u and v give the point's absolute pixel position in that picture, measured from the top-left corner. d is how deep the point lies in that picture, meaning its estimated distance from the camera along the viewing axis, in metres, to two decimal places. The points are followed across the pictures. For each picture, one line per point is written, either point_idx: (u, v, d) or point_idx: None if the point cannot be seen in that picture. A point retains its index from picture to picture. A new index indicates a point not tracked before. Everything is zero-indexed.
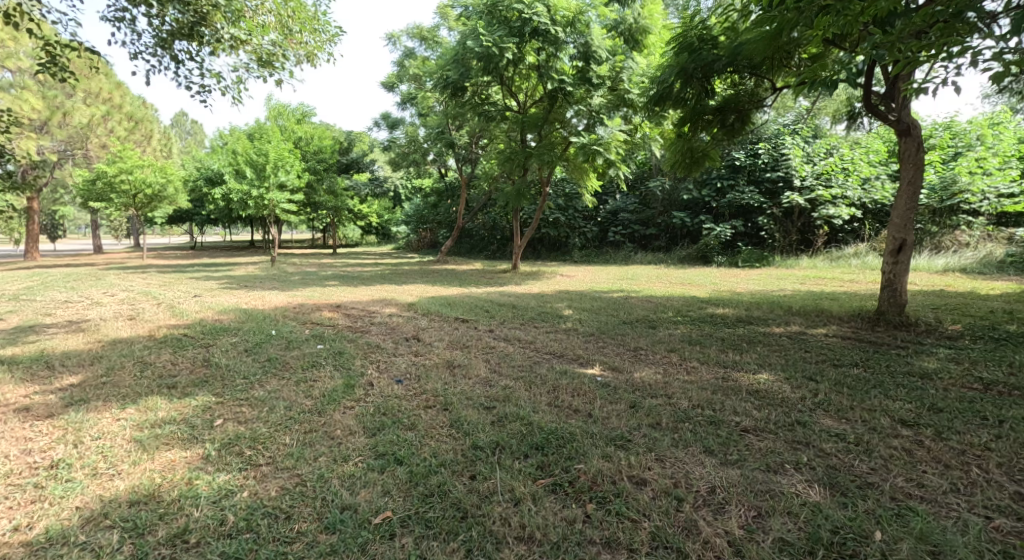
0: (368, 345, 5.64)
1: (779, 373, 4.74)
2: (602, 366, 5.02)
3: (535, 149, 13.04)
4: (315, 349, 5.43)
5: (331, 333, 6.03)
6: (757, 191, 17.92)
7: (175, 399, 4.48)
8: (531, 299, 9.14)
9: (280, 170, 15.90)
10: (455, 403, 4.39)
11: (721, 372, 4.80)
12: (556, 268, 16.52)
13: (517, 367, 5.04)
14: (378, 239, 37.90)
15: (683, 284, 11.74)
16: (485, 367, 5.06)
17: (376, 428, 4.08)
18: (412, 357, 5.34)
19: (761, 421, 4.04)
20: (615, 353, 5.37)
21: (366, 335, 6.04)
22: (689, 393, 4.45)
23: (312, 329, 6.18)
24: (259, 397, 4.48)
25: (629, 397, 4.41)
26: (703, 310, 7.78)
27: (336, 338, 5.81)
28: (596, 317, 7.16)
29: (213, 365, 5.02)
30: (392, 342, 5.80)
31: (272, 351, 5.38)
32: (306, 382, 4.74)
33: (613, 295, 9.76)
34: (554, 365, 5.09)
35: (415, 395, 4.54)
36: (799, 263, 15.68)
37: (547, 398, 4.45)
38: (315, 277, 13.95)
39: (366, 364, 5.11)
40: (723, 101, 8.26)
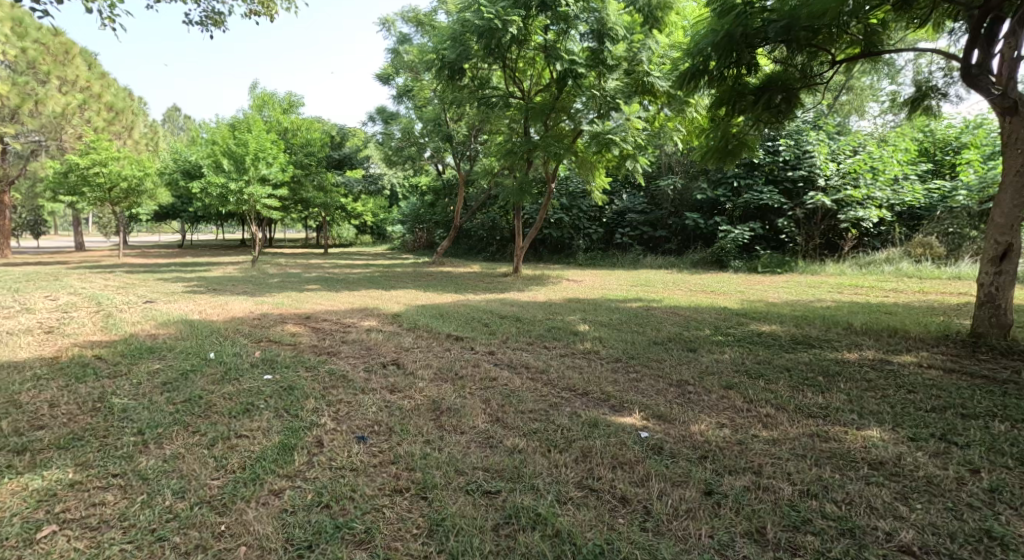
0: (333, 375, 4.39)
1: (896, 432, 3.53)
2: (642, 417, 3.76)
3: (540, 140, 11.80)
4: (257, 384, 4.18)
5: (289, 356, 4.78)
6: (777, 191, 16.69)
7: (9, 478, 3.21)
8: (534, 309, 7.94)
9: (261, 161, 14.62)
10: (441, 485, 3.13)
11: (813, 427, 3.60)
12: (561, 272, 15.28)
13: (527, 416, 3.79)
14: (374, 240, 36.64)
15: (705, 292, 10.54)
16: (483, 414, 3.80)
17: (308, 543, 2.81)
18: (386, 396, 4.07)
19: (926, 534, 2.80)
20: (656, 391, 4.12)
21: (333, 360, 4.79)
22: (786, 468, 3.23)
23: (265, 350, 4.93)
24: (141, 476, 3.22)
25: (699, 474, 3.18)
26: (744, 325, 6.52)
27: (291, 366, 4.55)
28: (620, 335, 5.90)
29: (101, 413, 3.77)
30: (364, 371, 4.53)
31: (198, 386, 4.14)
32: (229, 444, 3.48)
33: (629, 304, 8.56)
34: (575, 412, 3.83)
35: (381, 468, 3.28)
36: (825, 269, 14.43)
37: (576, 475, 3.20)
38: (296, 280, 12.70)
39: (322, 410, 3.84)
40: (767, 78, 6.99)
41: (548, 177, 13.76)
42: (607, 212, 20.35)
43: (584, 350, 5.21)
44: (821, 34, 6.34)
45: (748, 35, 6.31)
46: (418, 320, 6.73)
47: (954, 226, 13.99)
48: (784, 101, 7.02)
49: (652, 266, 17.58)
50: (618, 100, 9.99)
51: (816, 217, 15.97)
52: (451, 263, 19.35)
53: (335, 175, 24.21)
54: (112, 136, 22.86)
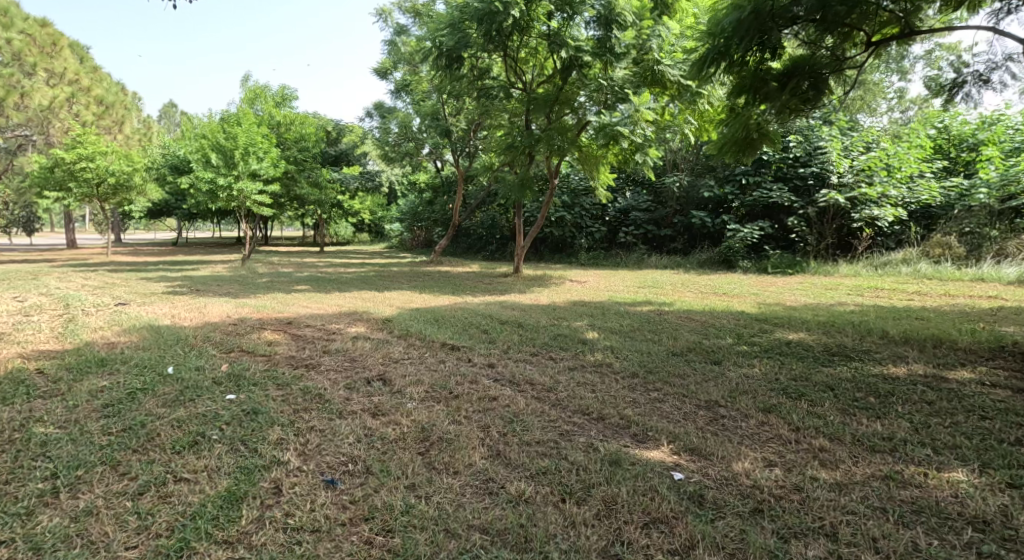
0: (308, 394, 3.87)
1: (987, 476, 3.04)
2: (668, 455, 3.25)
3: (541, 134, 11.23)
4: (214, 407, 3.69)
5: (259, 370, 4.25)
6: (787, 189, 16.11)
7: None
8: (536, 312, 7.41)
9: (251, 156, 14.03)
10: (430, 555, 2.63)
11: (888, 469, 3.11)
12: (563, 272, 14.73)
13: (533, 452, 3.28)
14: (371, 237, 36.04)
15: (716, 294, 9.98)
16: (481, 448, 3.30)
17: None
18: (367, 424, 3.54)
19: None
20: (683, 417, 3.61)
21: (310, 375, 4.25)
22: (869, 531, 2.73)
23: (233, 362, 4.39)
24: (38, 544, 2.71)
25: (756, 540, 2.67)
26: (768, 333, 5.96)
27: (260, 383, 4.03)
28: (633, 344, 5.34)
29: (15, 449, 3.28)
30: (345, 390, 4.00)
31: (144, 411, 3.64)
32: (165, 492, 3.00)
33: (637, 307, 8.01)
34: (589, 447, 3.31)
35: (350, 531, 2.77)
36: (838, 269, 13.88)
37: (595, 541, 2.69)
38: (286, 280, 12.14)
39: (286, 446, 3.33)
40: (791, 63, 6.44)
41: (550, 174, 13.17)
42: (610, 210, 19.77)
43: (595, 362, 4.65)
44: (854, 13, 5.76)
45: (774, 15, 5.73)
46: (411, 325, 6.18)
47: (972, 225, 13.43)
48: (811, 89, 6.47)
49: (657, 266, 17.03)
50: (626, 91, 9.40)
51: (828, 217, 15.37)
52: (450, 262, 18.78)
53: (330, 172, 23.61)
54: (101, 131, 22.26)
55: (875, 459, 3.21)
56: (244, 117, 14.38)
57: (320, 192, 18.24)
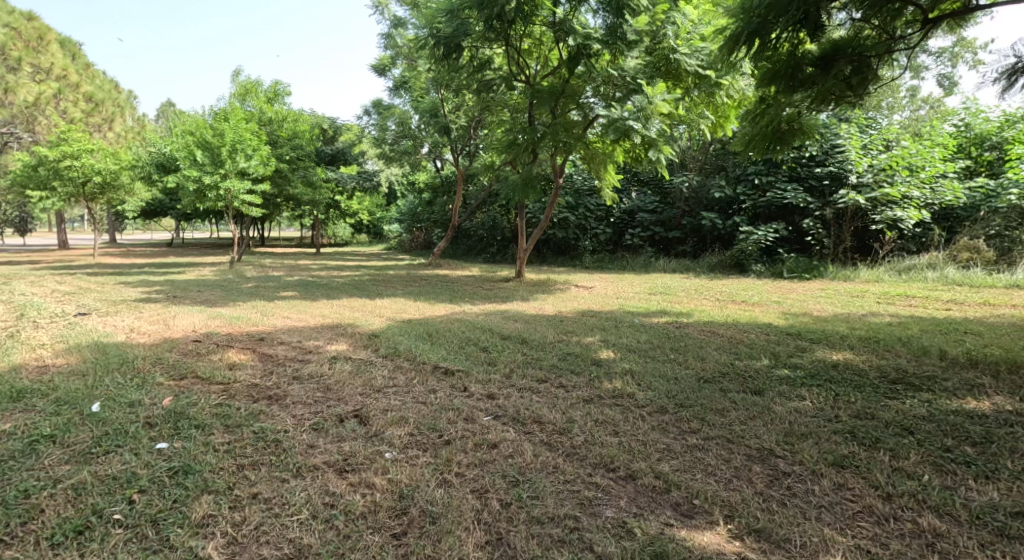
0: (260, 444, 3.30)
1: None
2: (718, 545, 2.65)
3: (545, 131, 10.51)
4: (131, 464, 3.13)
5: (208, 410, 3.63)
6: (801, 189, 15.38)
7: None
8: (541, 325, 6.70)
9: (239, 153, 13.28)
10: None
11: None
12: (568, 276, 14.00)
13: (548, 542, 2.67)
14: (370, 238, 35.26)
15: (736, 302, 9.26)
16: (476, 533, 2.73)
17: None
18: (330, 492, 2.96)
19: None
20: (735, 483, 3.00)
21: (271, 414, 3.61)
22: None
23: (178, 397, 3.79)
24: None
25: None
26: (807, 352, 5.25)
27: (201, 426, 3.46)
28: (655, 368, 4.63)
29: None
30: (311, 439, 3.36)
31: (45, 469, 3.09)
32: None
33: (651, 319, 7.32)
34: (613, 533, 2.72)
35: None
36: (858, 274, 13.15)
37: None
38: (275, 285, 11.47)
39: (213, 528, 2.76)
40: (832, 45, 5.71)
41: (555, 173, 12.40)
42: (615, 211, 19.05)
43: (614, 392, 3.95)
44: None
45: None
46: (401, 342, 5.48)
47: (999, 227, 12.75)
48: (854, 76, 5.72)
49: (665, 270, 16.32)
50: (639, 80, 8.61)
51: (844, 217, 14.53)
52: (449, 265, 18.06)
53: (326, 171, 22.87)
54: (90, 128, 21.58)
55: (1018, 554, 2.59)
56: (234, 113, 13.65)
57: (314, 192, 17.51)
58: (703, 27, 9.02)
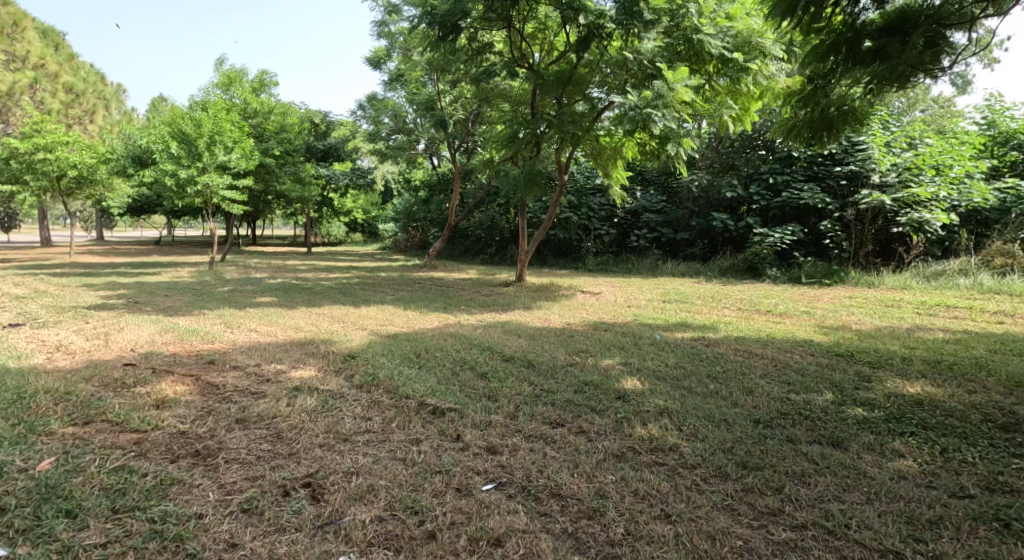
0: (148, 551, 2.39)
1: None
2: None
3: (551, 121, 9.60)
4: None
5: (94, 484, 2.74)
6: (819, 189, 14.48)
7: None
8: (548, 341, 5.77)
9: (218, 145, 12.25)
10: None
11: None
12: (572, 280, 13.09)
13: None
14: (365, 238, 34.22)
15: (761, 313, 8.33)
16: None
17: None
18: None
19: None
20: None
21: (183, 492, 2.71)
22: None
23: (61, 460, 2.91)
24: None
25: None
26: (873, 380, 4.35)
27: (67, 517, 2.55)
28: (696, 404, 3.73)
29: None
30: (237, 536, 2.45)
31: None
32: None
33: (672, 334, 6.42)
34: None
35: None
36: (883, 281, 12.25)
37: None
38: (254, 289, 10.53)
39: None
40: (900, 12, 4.75)
41: (559, 169, 11.53)
42: (620, 212, 18.15)
43: (651, 445, 3.07)
44: None
45: None
46: (383, 366, 4.56)
47: None
48: (927, 51, 4.67)
49: (673, 274, 15.43)
50: (657, 63, 7.70)
51: (864, 219, 13.62)
52: (446, 267, 17.07)
53: (317, 168, 21.89)
54: (69, 120, 20.62)
55: None
56: (214, 103, 12.63)
57: (302, 189, 16.56)
58: (727, 5, 8.16)
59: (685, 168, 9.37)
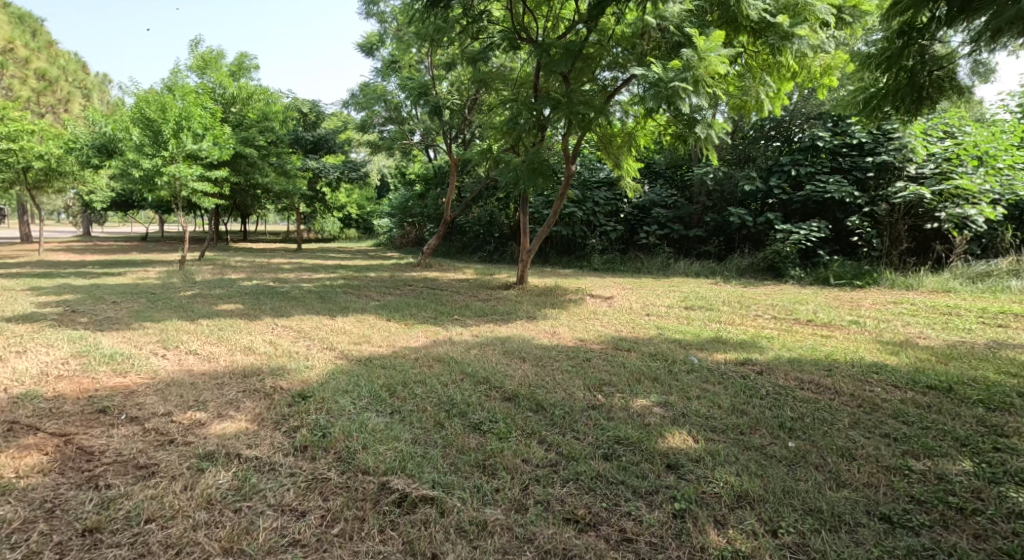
0: None
1: None
2: None
3: (558, 102, 8.44)
4: None
5: None
6: (846, 181, 13.34)
7: None
8: (561, 367, 4.62)
9: (186, 132, 11.03)
10: None
11: None
12: (578, 282, 11.94)
13: None
14: (359, 235, 32.90)
15: (804, 324, 7.22)
16: None
17: None
18: None
19: None
20: None
21: None
22: None
23: None
24: None
25: None
26: (1010, 431, 3.28)
27: None
28: (773, 488, 2.69)
29: None
30: None
31: None
32: None
33: (709, 355, 5.31)
34: None
35: None
36: (924, 283, 11.10)
37: None
38: (222, 293, 9.34)
39: None
40: None
41: (566, 159, 10.37)
42: (627, 206, 17.01)
43: None
44: None
45: None
46: (344, 409, 3.48)
47: None
48: None
49: (686, 274, 14.32)
50: (686, 29, 6.53)
51: (896, 214, 12.50)
52: (441, 266, 15.90)
53: (305, 160, 20.63)
54: (40, 108, 19.35)
55: None
56: (184, 85, 11.43)
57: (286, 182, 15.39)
58: None
59: (715, 155, 8.19)
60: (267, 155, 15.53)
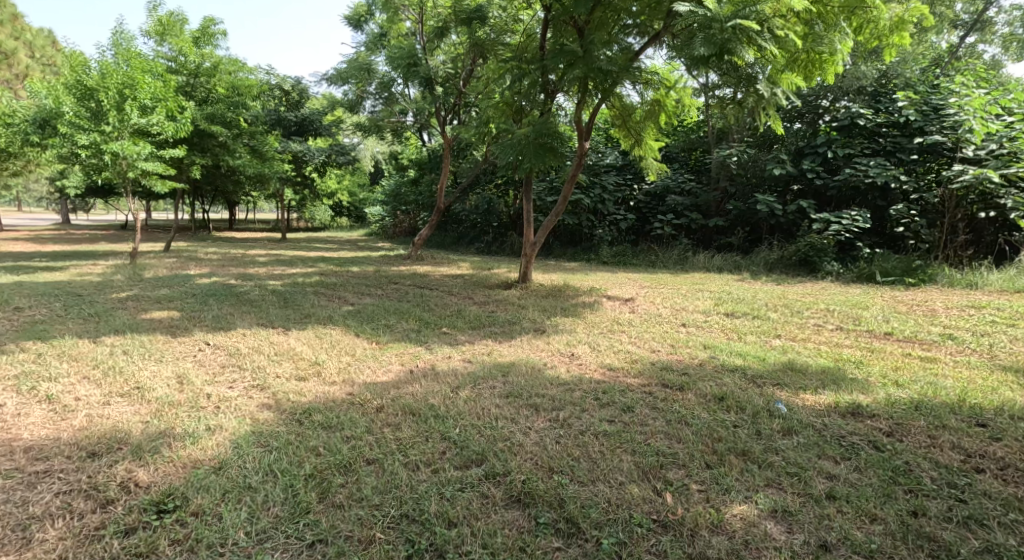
0: None
1: None
2: None
3: (574, 59, 6.85)
4: None
5: None
6: (891, 164, 11.79)
7: None
8: (588, 429, 3.11)
9: (133, 103, 9.45)
10: None
11: None
12: (590, 278, 10.43)
13: None
14: (351, 224, 31.02)
15: (884, 339, 5.74)
16: None
17: None
18: None
19: None
20: None
21: None
22: None
23: None
24: None
25: None
26: None
27: None
28: None
29: None
30: None
31: None
32: None
33: (792, 396, 3.78)
34: None
35: None
36: (990, 279, 9.58)
37: None
38: (164, 293, 7.78)
39: None
40: None
41: (578, 134, 8.83)
42: (639, 194, 15.50)
43: None
44: None
45: None
46: (229, 541, 2.41)
47: None
48: None
49: (708, 269, 12.81)
50: None
51: (949, 202, 10.90)
52: (435, 259, 14.36)
53: (286, 142, 18.93)
54: None
55: None
56: (127, 46, 9.80)
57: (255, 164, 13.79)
58: None
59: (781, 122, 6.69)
60: (240, 135, 13.83)
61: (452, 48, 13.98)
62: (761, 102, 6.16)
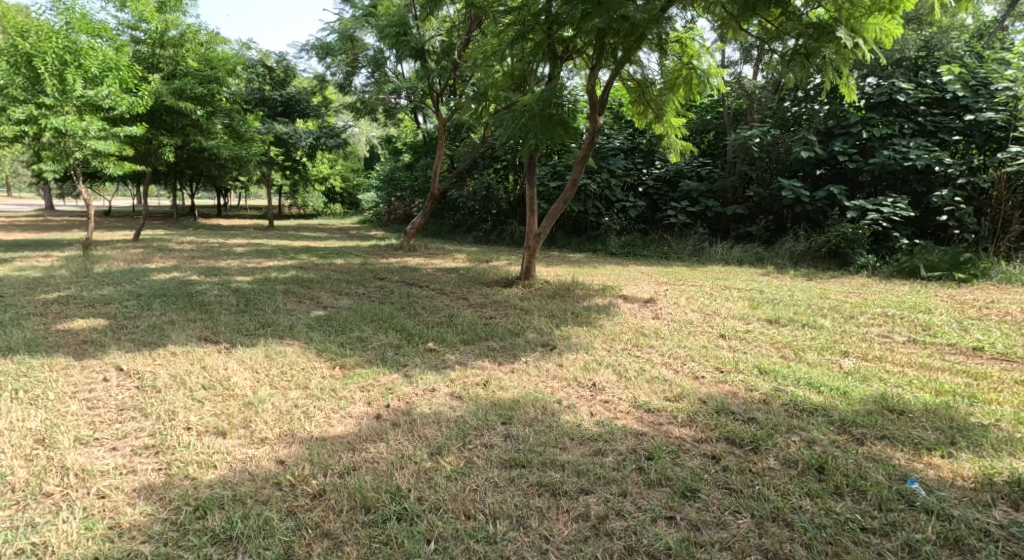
0: None
1: None
2: None
3: (593, 9, 5.68)
4: None
5: None
6: (934, 146, 10.63)
7: None
8: (640, 547, 2.24)
9: (80, 72, 8.29)
10: None
11: None
12: (600, 274, 9.29)
13: None
14: (344, 210, 29.60)
15: (979, 358, 4.60)
16: None
17: None
18: None
19: None
20: None
21: None
22: None
23: None
24: None
25: None
26: None
27: None
28: None
29: None
30: None
31: None
32: None
33: (916, 469, 2.67)
34: None
35: None
36: None
37: None
38: (102, 293, 6.61)
39: None
40: None
41: (591, 108, 7.68)
42: (649, 178, 14.32)
43: None
44: None
45: None
46: None
47: None
48: None
49: (727, 262, 11.67)
50: None
51: (1001, 188, 9.80)
52: (429, 249, 13.20)
53: (270, 123, 17.68)
54: None
55: None
56: (72, 6, 8.56)
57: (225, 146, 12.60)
58: None
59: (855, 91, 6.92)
60: (215, 113, 12.58)
61: (448, 21, 12.69)
62: (839, 56, 5.24)
